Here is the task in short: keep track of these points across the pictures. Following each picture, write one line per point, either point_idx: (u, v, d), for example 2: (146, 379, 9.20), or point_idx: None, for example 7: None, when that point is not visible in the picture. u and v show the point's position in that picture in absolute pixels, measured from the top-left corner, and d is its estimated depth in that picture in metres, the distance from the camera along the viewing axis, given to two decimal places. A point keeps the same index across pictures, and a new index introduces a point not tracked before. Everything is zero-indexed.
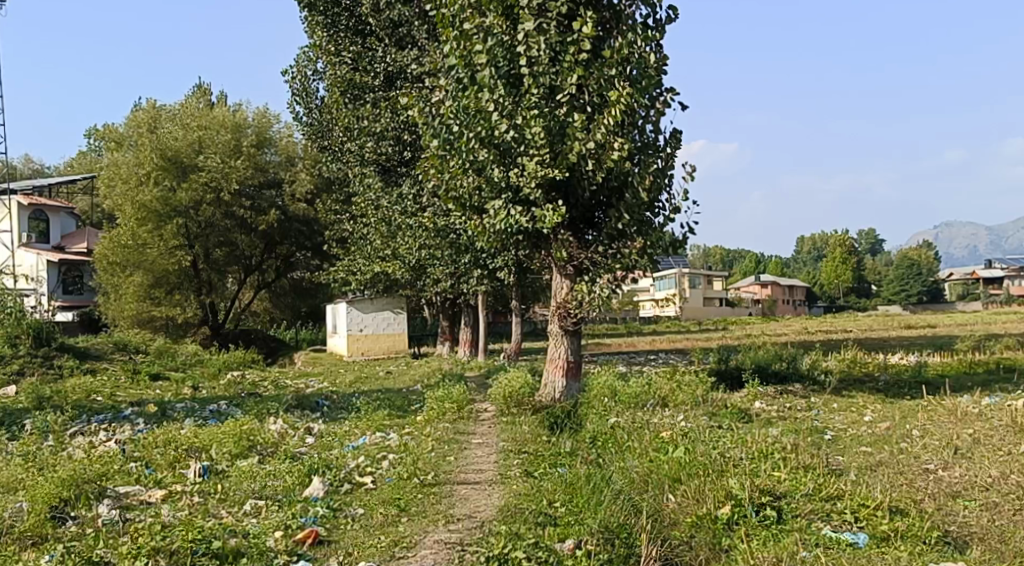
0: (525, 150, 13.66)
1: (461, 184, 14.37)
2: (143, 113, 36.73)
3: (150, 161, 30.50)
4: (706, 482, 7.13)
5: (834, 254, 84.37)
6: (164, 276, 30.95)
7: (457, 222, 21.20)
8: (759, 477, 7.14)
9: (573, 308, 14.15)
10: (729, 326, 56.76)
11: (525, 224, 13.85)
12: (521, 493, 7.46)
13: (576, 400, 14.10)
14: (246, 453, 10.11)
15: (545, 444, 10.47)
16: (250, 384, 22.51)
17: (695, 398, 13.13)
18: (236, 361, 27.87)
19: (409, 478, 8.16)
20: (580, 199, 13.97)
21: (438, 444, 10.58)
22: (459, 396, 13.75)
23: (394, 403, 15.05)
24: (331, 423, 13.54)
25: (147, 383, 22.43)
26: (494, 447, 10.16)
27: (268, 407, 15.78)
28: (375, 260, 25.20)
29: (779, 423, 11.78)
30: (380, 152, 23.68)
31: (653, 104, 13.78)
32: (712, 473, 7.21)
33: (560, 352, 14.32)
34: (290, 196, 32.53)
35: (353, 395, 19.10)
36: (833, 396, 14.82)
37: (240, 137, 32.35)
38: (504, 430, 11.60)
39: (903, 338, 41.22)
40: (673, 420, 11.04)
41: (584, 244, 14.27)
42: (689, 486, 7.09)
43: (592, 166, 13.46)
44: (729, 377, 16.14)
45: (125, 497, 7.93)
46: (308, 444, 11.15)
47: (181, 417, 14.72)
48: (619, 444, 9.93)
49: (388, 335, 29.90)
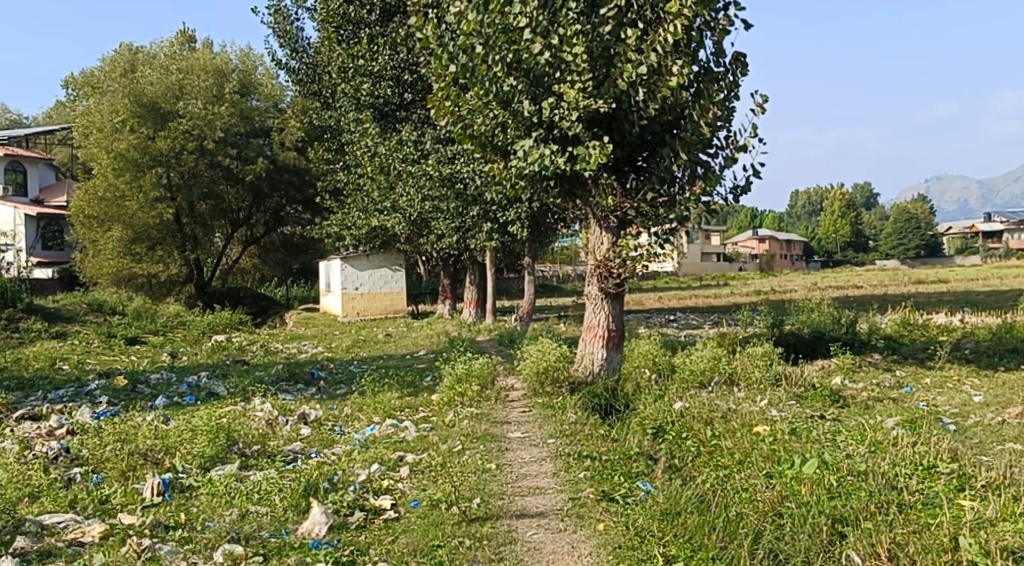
0: (562, 78, 11.24)
1: (482, 119, 11.98)
2: (118, 57, 33.99)
3: (125, 107, 27.93)
4: (902, 532, 5.26)
5: (833, 208, 81.98)
6: (145, 230, 28.60)
7: (466, 170, 18.76)
8: (977, 531, 5.20)
9: (615, 267, 11.68)
10: (729, 283, 54.45)
11: (562, 164, 11.45)
12: (620, 551, 5.43)
13: (618, 375, 11.71)
14: (224, 455, 7.86)
15: (604, 442, 8.25)
16: (237, 351, 20.31)
17: (771, 375, 10.90)
18: (223, 324, 25.64)
19: (444, 508, 6.07)
20: (626, 135, 11.59)
21: (468, 441, 8.33)
22: (483, 371, 11.50)
23: (403, 379, 12.90)
24: (329, 405, 11.35)
25: (122, 348, 20.17)
26: (543, 448, 7.92)
27: (254, 383, 13.60)
28: (373, 214, 22.81)
29: (884, 409, 9.64)
30: (378, 94, 21.26)
31: (718, 20, 11.31)
32: (911, 525, 5.32)
33: (599, 318, 11.88)
34: (279, 145, 30.07)
35: (352, 363, 16.92)
36: (919, 368, 12.65)
37: (221, 83, 29.61)
38: (547, 421, 9.37)
39: (912, 294, 39.25)
40: (764, 411, 8.84)
41: (627, 190, 11.87)
42: (878, 539, 5.20)
43: (644, 96, 11.09)
44: (790, 346, 13.93)
45: (49, 535, 5.71)
46: (304, 439, 8.99)
47: (149, 400, 12.47)
48: (705, 448, 7.70)
49: (385, 294, 27.58)
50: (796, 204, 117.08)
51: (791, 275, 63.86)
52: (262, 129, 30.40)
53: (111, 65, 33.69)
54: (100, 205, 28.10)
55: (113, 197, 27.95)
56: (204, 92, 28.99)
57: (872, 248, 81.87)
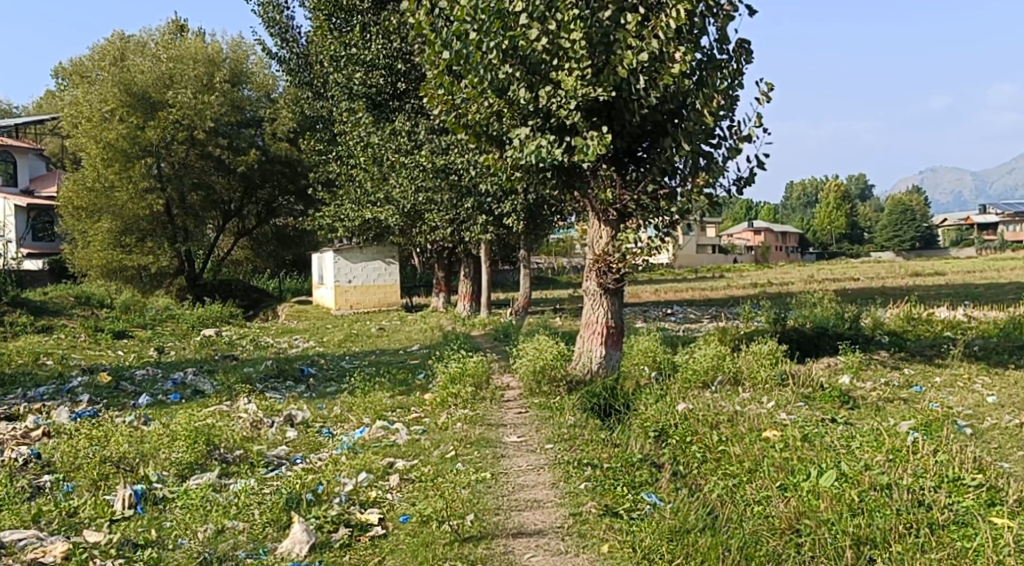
0: (559, 66, 10.80)
1: (476, 109, 11.53)
2: (108, 46, 33.45)
3: (115, 97, 27.43)
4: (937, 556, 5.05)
5: (828, 199, 81.64)
6: (135, 221, 28.14)
7: (460, 161, 18.33)
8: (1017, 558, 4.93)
9: (614, 261, 11.21)
10: (725, 276, 54.02)
11: (560, 155, 11.01)
12: None
13: (618, 374, 11.26)
14: (203, 462, 7.46)
15: (605, 447, 7.84)
16: (227, 345, 19.88)
17: (777, 374, 10.50)
18: (213, 317, 25.20)
19: (435, 524, 5.72)
20: (626, 125, 11.13)
21: (463, 446, 7.90)
22: (478, 369, 11.09)
23: (396, 377, 12.50)
24: (318, 405, 10.97)
25: (109, 342, 19.70)
26: (541, 455, 7.51)
27: (241, 381, 13.18)
28: (366, 205, 22.38)
29: (896, 411, 9.26)
30: (370, 83, 20.83)
31: (722, 5, 10.85)
32: (945, 551, 5.10)
33: (597, 315, 11.41)
34: (271, 135, 29.59)
35: (343, 359, 16.53)
36: (928, 366, 12.26)
37: (212, 72, 29.09)
38: (545, 424, 8.95)
39: (907, 286, 38.91)
40: (772, 413, 8.44)
41: (626, 182, 11.42)
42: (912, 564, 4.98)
43: (644, 85, 10.64)
44: (794, 342, 13.53)
45: (7, 556, 5.30)
46: (290, 443, 8.61)
47: (132, 400, 12.05)
48: (712, 456, 7.31)
49: (379, 287, 27.13)
50: (791, 195, 116.74)
51: (786, 267, 63.58)
52: (253, 119, 29.98)
53: (100, 54, 33.16)
54: (88, 196, 27.68)
55: (101, 188, 27.49)
56: (194, 82, 28.44)
57: (866, 239, 81.56)
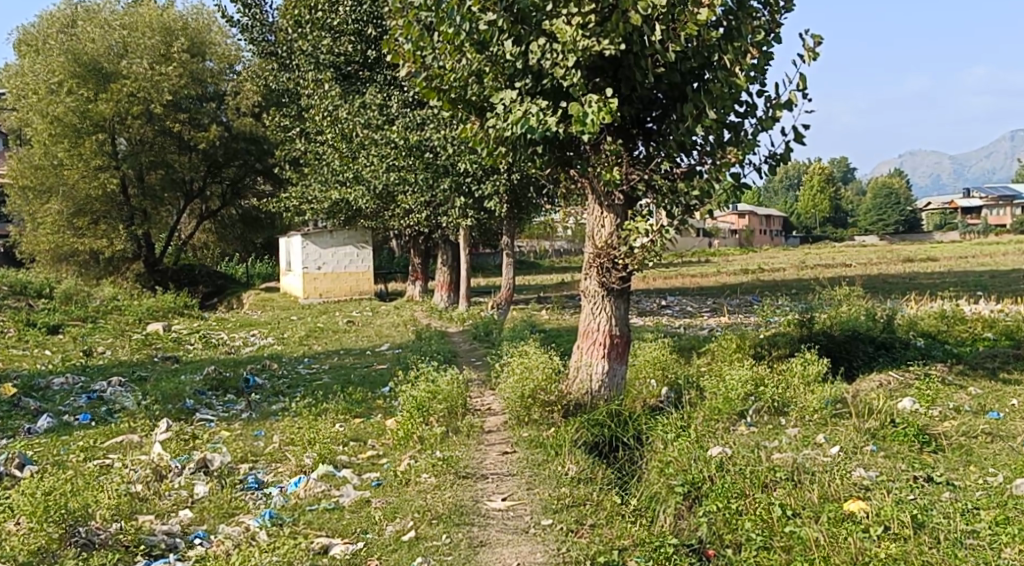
0: (557, 15, 8.55)
1: (453, 68, 9.21)
2: (58, 12, 30.75)
3: (62, 67, 24.74)
4: None
5: (812, 182, 79.59)
6: (88, 202, 25.59)
7: (437, 136, 16.06)
8: None
9: (620, 256, 8.88)
10: (709, 260, 51.63)
11: (555, 125, 8.68)
12: None
13: (622, 396, 8.97)
14: (59, 550, 5.42)
15: (627, 527, 5.69)
16: (172, 344, 17.53)
17: (827, 402, 8.37)
18: (165, 308, 22.83)
19: None
20: (636, 87, 8.82)
21: (429, 525, 5.73)
22: (454, 388, 8.84)
23: (356, 395, 10.22)
24: (258, 437, 8.75)
25: (38, 340, 17.28)
26: (537, 547, 5.50)
27: (170, 397, 10.85)
28: (332, 185, 20.07)
29: (992, 454, 7.19)
30: (339, 51, 18.67)
31: None
32: None
33: (597, 321, 9.07)
34: (234, 110, 27.11)
35: (300, 362, 14.25)
36: (994, 382, 10.18)
37: (171, 41, 26.40)
38: (538, 477, 6.72)
39: (902, 273, 36.94)
40: (844, 467, 6.30)
41: (634, 160, 9.10)
42: None
43: (660, 36, 8.33)
44: (821, 349, 11.44)
45: None
46: (200, 505, 6.45)
47: (25, 426, 9.69)
48: (776, 542, 5.38)
49: (350, 274, 24.81)
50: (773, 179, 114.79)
51: (771, 252, 61.10)
52: (215, 94, 27.41)
53: (48, 21, 30.57)
54: (37, 174, 25.35)
55: (49, 165, 25.11)
56: (151, 51, 25.79)
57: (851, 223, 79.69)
